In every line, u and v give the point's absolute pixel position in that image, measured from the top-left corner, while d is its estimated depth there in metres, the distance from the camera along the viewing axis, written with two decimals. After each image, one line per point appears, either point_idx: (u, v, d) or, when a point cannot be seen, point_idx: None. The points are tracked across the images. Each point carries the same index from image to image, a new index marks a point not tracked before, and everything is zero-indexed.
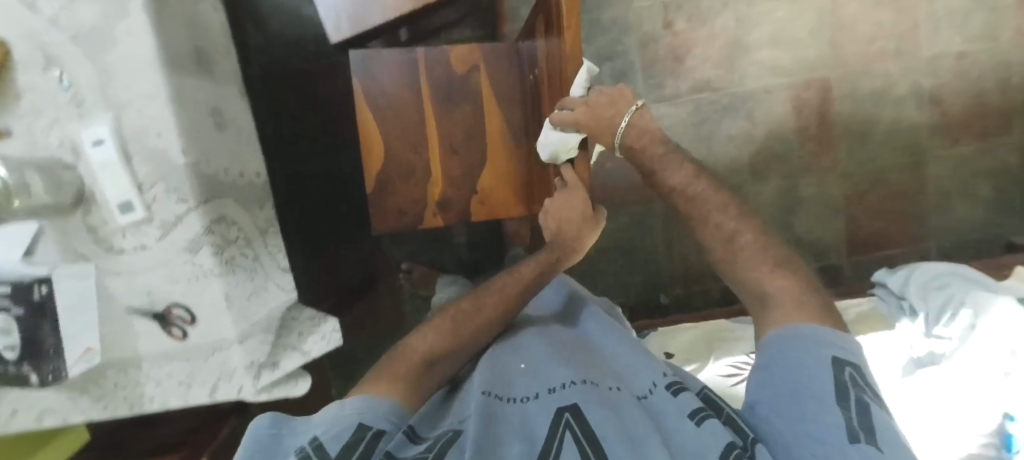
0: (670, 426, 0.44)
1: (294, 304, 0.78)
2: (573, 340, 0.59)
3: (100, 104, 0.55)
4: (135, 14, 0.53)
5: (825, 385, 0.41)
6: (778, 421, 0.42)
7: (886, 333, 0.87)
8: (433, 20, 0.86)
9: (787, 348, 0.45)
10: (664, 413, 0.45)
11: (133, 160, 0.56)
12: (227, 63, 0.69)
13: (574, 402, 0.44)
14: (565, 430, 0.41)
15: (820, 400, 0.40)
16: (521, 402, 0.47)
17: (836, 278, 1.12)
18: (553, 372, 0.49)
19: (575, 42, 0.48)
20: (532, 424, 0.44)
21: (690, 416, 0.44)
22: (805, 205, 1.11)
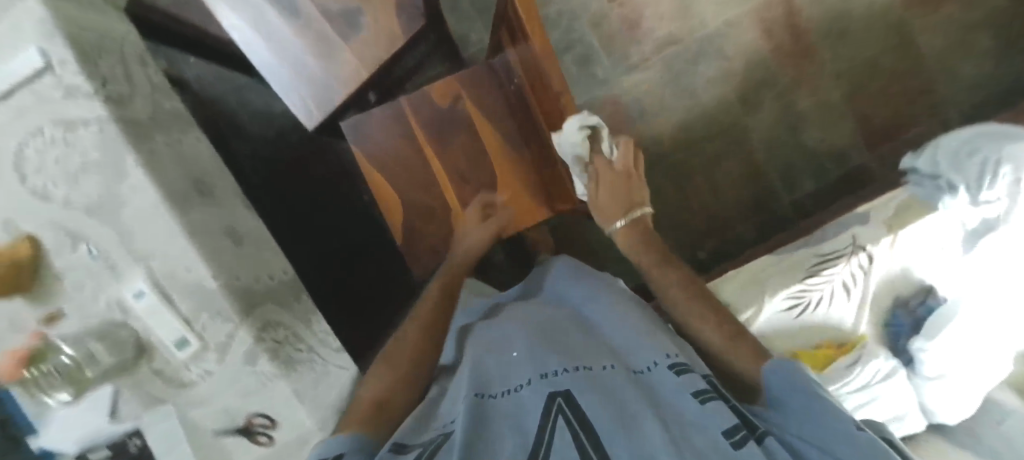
0: (673, 403, 0.44)
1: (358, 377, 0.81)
2: (568, 323, 0.59)
3: (129, 261, 0.59)
4: (132, 172, 0.58)
5: (845, 422, 0.41)
6: (805, 439, 0.43)
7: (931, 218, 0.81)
8: (397, 72, 0.89)
9: (788, 383, 0.46)
10: (664, 389, 0.46)
11: (174, 299, 0.60)
12: (225, 183, 0.73)
13: (568, 389, 0.44)
14: (557, 417, 0.41)
15: (839, 429, 0.41)
16: (509, 393, 0.47)
17: (866, 179, 1.09)
18: (548, 360, 0.49)
19: (544, 41, 0.47)
20: (528, 413, 0.43)
21: (695, 395, 0.44)
22: (807, 119, 1.09)
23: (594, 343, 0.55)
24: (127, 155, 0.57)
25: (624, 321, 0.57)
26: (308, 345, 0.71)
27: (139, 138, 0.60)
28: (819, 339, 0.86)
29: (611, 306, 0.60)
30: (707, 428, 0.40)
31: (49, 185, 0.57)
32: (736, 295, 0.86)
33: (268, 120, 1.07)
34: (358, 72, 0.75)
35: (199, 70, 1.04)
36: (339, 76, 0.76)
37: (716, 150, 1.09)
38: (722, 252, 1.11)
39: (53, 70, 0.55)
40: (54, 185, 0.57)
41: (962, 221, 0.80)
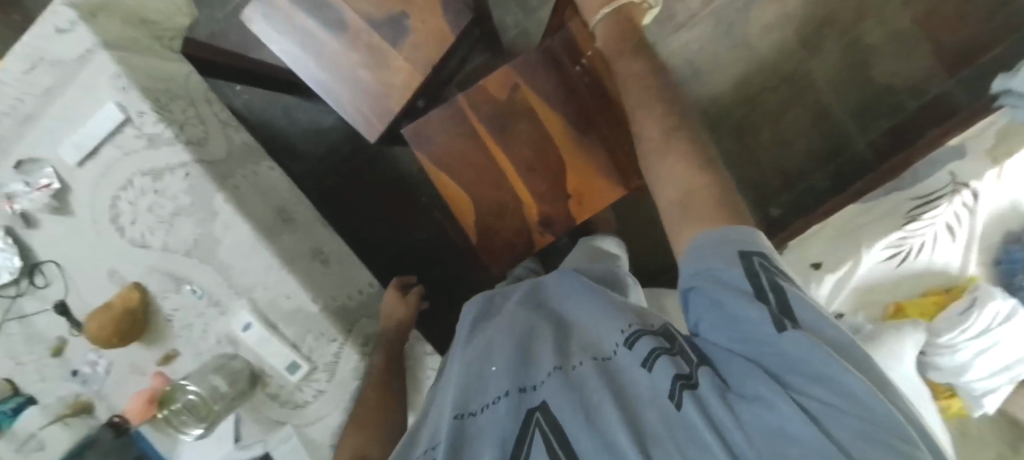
0: (631, 382, 0.37)
1: None
2: (534, 309, 0.50)
3: (231, 294, 0.60)
4: (222, 209, 0.58)
5: (766, 324, 0.31)
6: (740, 353, 0.33)
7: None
8: (444, 73, 0.87)
9: (717, 270, 0.33)
10: (628, 372, 0.37)
11: (279, 326, 0.61)
12: (302, 206, 0.73)
13: (543, 402, 0.39)
14: (534, 431, 0.37)
15: (785, 348, 0.30)
16: (489, 408, 0.41)
17: (954, 106, 0.99)
18: (515, 367, 0.43)
19: None
20: (497, 426, 0.39)
21: (648, 364, 0.36)
22: (878, 51, 1.00)
23: (561, 330, 0.46)
24: (214, 192, 0.57)
25: (595, 297, 0.47)
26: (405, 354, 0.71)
27: (223, 175, 0.59)
28: (924, 286, 0.79)
29: (581, 284, 0.50)
30: (661, 411, 0.34)
31: (147, 234, 0.58)
32: (827, 250, 0.81)
33: (315, 134, 1.06)
34: (414, 76, 0.74)
35: (247, 98, 1.06)
36: (395, 84, 0.74)
37: (780, 101, 1.04)
38: (796, 206, 1.06)
39: (133, 122, 0.55)
40: (151, 234, 0.58)
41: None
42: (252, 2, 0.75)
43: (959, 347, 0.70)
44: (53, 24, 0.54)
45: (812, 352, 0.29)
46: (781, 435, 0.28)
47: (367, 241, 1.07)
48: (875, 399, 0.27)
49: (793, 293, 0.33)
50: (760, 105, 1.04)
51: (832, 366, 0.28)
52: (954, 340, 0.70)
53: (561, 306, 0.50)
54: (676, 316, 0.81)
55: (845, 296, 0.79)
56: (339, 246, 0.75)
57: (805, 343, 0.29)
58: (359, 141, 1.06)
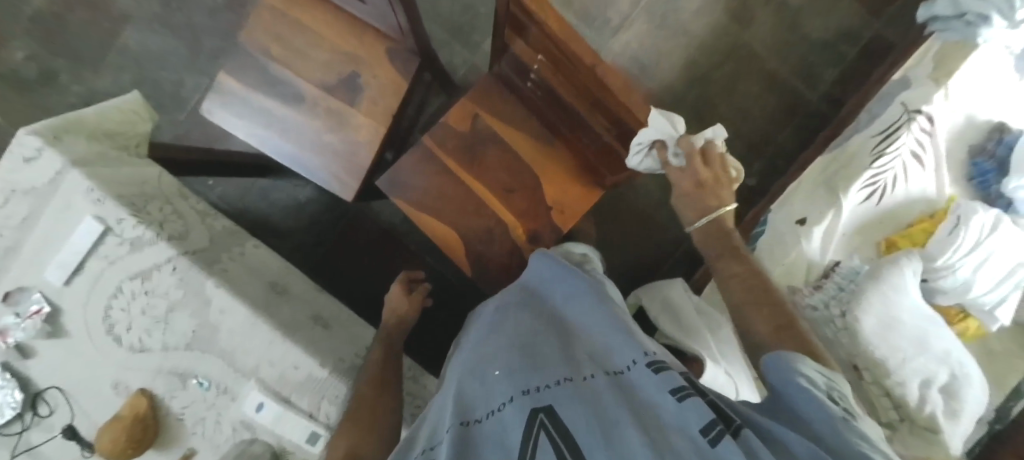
0: (651, 401, 0.33)
1: None
2: (541, 322, 0.47)
3: (238, 379, 0.59)
4: (215, 295, 0.58)
5: (823, 412, 0.31)
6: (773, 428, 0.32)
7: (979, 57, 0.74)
8: (405, 122, 0.90)
9: (791, 367, 0.36)
10: (644, 391, 0.34)
11: (292, 399, 0.60)
12: (295, 278, 0.74)
13: (550, 403, 0.33)
14: (540, 432, 0.31)
15: (837, 425, 0.30)
16: (493, 415, 0.35)
17: (887, 46, 1.05)
18: (521, 375, 0.38)
19: (562, 23, 0.47)
20: (501, 435, 0.33)
21: (673, 390, 0.32)
22: (804, 11, 1.06)
23: (572, 348, 0.43)
24: (204, 280, 0.57)
25: (605, 312, 0.45)
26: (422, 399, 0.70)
27: (210, 263, 0.60)
28: (910, 216, 0.80)
29: (586, 294, 0.48)
30: (683, 428, 0.29)
31: (145, 338, 0.58)
32: (810, 206, 0.81)
33: (295, 209, 1.08)
34: (377, 129, 0.77)
35: (220, 189, 1.07)
36: (360, 140, 0.77)
37: (728, 74, 1.07)
38: (770, 170, 1.08)
39: (113, 231, 0.56)
40: (148, 336, 0.58)
41: (1005, 47, 0.75)
42: (208, 94, 0.77)
43: (957, 267, 0.70)
44: (20, 156, 0.54)
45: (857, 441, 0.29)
46: None
47: (364, 302, 1.05)
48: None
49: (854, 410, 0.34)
50: (711, 84, 1.07)
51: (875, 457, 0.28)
52: (950, 261, 0.70)
53: (565, 318, 0.49)
54: (682, 301, 0.81)
55: (837, 244, 0.80)
56: (337, 307, 0.75)
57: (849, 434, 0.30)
58: (339, 205, 1.09)
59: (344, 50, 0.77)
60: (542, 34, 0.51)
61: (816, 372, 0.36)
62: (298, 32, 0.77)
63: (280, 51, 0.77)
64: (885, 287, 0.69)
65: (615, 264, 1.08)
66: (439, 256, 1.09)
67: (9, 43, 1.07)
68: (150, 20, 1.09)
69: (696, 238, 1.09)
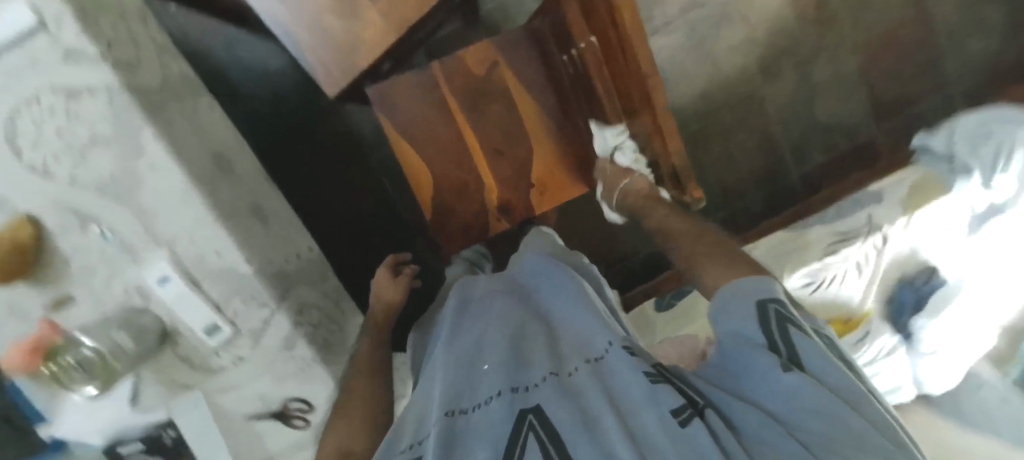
0: (622, 385, 0.37)
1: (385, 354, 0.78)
2: (527, 313, 0.50)
3: (149, 244, 0.53)
4: (151, 147, 0.51)
5: (774, 367, 0.35)
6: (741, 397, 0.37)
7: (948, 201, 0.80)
8: (415, 37, 0.82)
9: (730, 310, 0.39)
10: (617, 372, 0.39)
11: (203, 286, 0.55)
12: (243, 155, 0.66)
13: (538, 403, 0.37)
14: (527, 432, 0.35)
15: (775, 382, 0.34)
16: (480, 408, 0.39)
17: (873, 154, 1.11)
18: (512, 367, 0.42)
19: (634, 18, 0.43)
20: (489, 428, 0.37)
21: (644, 373, 0.37)
22: (822, 91, 1.09)
23: (553, 339, 0.46)
24: (142, 127, 0.50)
25: (587, 303, 0.48)
26: (339, 326, 0.68)
27: (154, 110, 0.52)
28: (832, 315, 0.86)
29: (568, 283, 0.51)
30: (657, 408, 0.34)
31: (49, 160, 0.48)
32: None
33: (261, 76, 0.96)
34: (386, 35, 0.69)
35: (180, 19, 0.92)
36: (363, 38, 0.69)
37: (734, 121, 1.09)
38: (731, 223, 1.13)
39: (49, 30, 0.45)
40: (55, 161, 0.48)
41: (970, 206, 0.81)
42: None
43: None
44: None
45: (813, 394, 0.33)
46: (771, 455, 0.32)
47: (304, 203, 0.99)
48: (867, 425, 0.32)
49: (806, 334, 0.36)
50: (716, 123, 1.08)
51: (830, 407, 0.32)
52: None
53: (548, 309, 0.52)
54: None
55: None
56: (279, 204, 0.69)
57: (809, 385, 0.33)
58: (311, 90, 0.98)
59: None
60: (607, 19, 0.47)
61: (763, 302, 0.38)
62: None
63: None
64: None
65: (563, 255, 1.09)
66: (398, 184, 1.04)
67: None
68: None
69: (643, 258, 1.12)
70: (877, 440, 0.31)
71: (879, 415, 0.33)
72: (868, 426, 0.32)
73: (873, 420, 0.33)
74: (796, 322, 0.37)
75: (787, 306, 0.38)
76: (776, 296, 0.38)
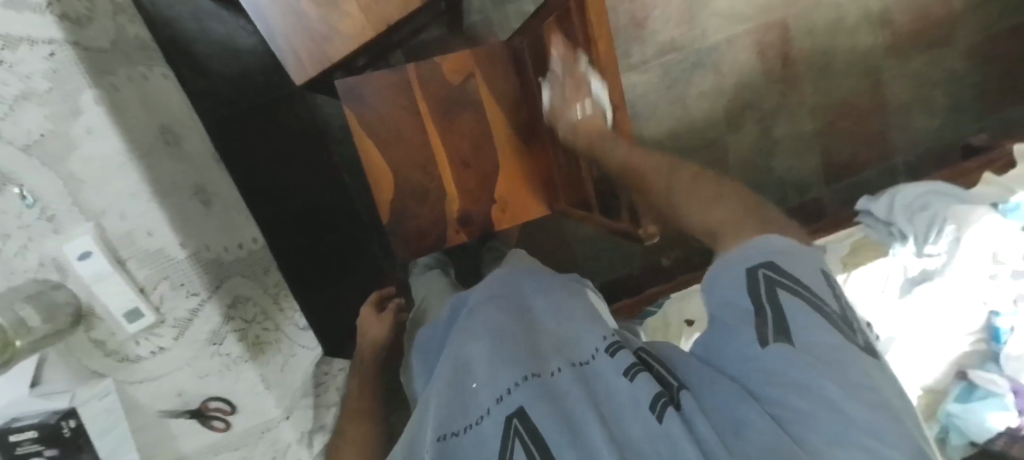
0: (607, 389, 0.38)
1: (323, 359, 0.75)
2: (507, 308, 0.49)
3: (74, 216, 0.49)
4: (89, 110, 0.48)
5: (753, 345, 0.34)
6: (728, 374, 0.37)
7: (881, 262, 0.90)
8: (395, 37, 0.81)
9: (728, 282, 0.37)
10: (605, 376, 0.39)
11: (129, 266, 0.51)
12: (194, 133, 0.63)
13: (523, 405, 0.37)
14: (514, 440, 0.36)
15: (759, 362, 0.34)
16: (472, 429, 0.39)
17: (820, 210, 1.18)
18: (500, 365, 0.41)
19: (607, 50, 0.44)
20: (484, 448, 0.38)
21: (624, 372, 0.38)
22: (780, 145, 1.15)
23: (534, 335, 0.46)
24: (82, 88, 0.47)
25: (569, 306, 0.48)
26: (278, 322, 0.65)
27: (99, 71, 0.50)
28: None
29: (552, 287, 0.52)
30: (636, 405, 0.36)
31: None
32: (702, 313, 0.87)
33: (228, 54, 0.93)
34: (363, 28, 0.68)
35: None
36: (339, 30, 0.67)
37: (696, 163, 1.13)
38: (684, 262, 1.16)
39: None
40: None
41: (904, 267, 0.89)
42: None
43: None
44: None
45: (791, 366, 0.32)
46: (755, 444, 0.31)
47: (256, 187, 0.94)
48: (847, 397, 0.30)
49: (799, 292, 0.34)
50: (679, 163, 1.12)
51: (807, 379, 0.31)
52: None
53: (528, 301, 0.50)
54: None
55: None
56: (225, 188, 0.65)
57: (787, 356, 0.32)
58: (277, 76, 0.95)
59: None
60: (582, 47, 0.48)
61: (752, 270, 0.36)
62: None
63: None
64: None
65: None
66: (360, 183, 1.01)
67: None
68: None
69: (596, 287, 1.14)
70: (852, 412, 0.29)
71: (869, 382, 0.31)
72: (843, 393, 0.30)
73: (863, 392, 0.30)
74: (788, 285, 0.35)
75: (783, 270, 0.35)
76: (767, 260, 0.36)
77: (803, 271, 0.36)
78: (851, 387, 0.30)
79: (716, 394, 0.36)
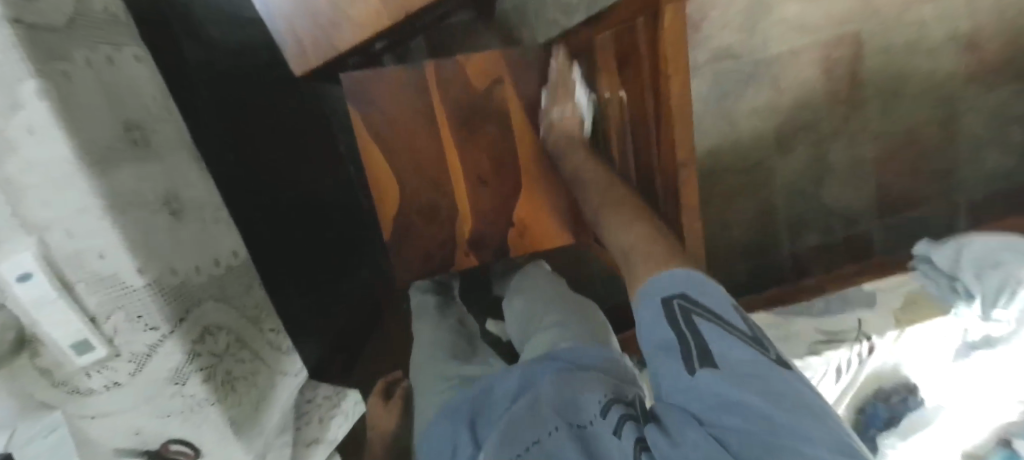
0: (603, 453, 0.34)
1: (306, 383, 0.68)
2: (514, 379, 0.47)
3: (10, 230, 0.39)
4: (30, 105, 0.38)
5: (682, 373, 0.31)
6: (679, 406, 0.32)
7: (938, 323, 0.77)
8: (417, 21, 0.70)
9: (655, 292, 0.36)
10: (602, 442, 0.35)
11: (79, 292, 0.43)
12: (168, 126, 0.54)
13: None
14: None
15: (696, 391, 0.30)
16: None
17: (866, 248, 1.07)
18: (505, 435, 0.38)
19: (685, 90, 0.34)
20: None
21: (611, 430, 0.35)
22: (833, 174, 1.03)
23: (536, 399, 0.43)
24: (23, 78, 0.38)
25: (574, 364, 0.45)
26: (252, 349, 0.58)
27: (48, 56, 0.40)
28: None
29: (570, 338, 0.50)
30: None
31: None
32: None
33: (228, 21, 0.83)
34: (378, 12, 0.57)
35: None
36: (349, 14, 0.57)
37: (738, 184, 1.02)
38: None
39: None
40: None
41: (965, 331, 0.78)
42: None
43: None
44: None
45: (718, 391, 0.29)
46: None
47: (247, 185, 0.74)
48: (771, 403, 0.27)
49: (718, 320, 0.32)
50: (719, 183, 1.01)
51: (739, 398, 0.28)
52: None
53: (533, 362, 0.48)
54: None
55: None
56: (201, 191, 0.56)
57: (717, 380, 0.29)
58: None
59: None
60: (647, 78, 0.37)
61: (667, 300, 0.35)
62: None
63: None
64: None
65: None
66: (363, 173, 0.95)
67: None
68: None
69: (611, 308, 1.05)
70: (785, 423, 0.26)
71: (802, 401, 0.28)
72: (765, 400, 0.27)
73: (782, 399, 0.27)
74: (701, 312, 0.33)
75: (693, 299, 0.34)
76: (679, 291, 0.34)
77: (714, 298, 0.34)
78: (774, 395, 0.27)
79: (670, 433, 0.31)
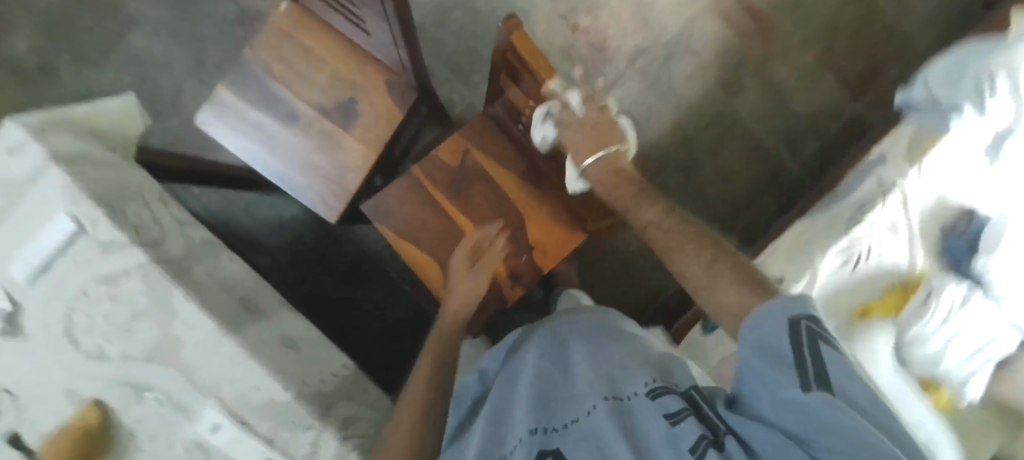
0: (639, 426, 0.37)
1: None
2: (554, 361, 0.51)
3: (195, 396, 0.57)
4: (182, 307, 0.58)
5: (792, 386, 0.31)
6: (762, 419, 0.33)
7: (952, 141, 0.79)
8: (396, 150, 0.92)
9: (768, 314, 0.36)
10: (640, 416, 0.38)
11: (249, 422, 0.57)
12: (269, 295, 0.72)
13: (558, 447, 0.38)
14: None
15: (799, 407, 0.30)
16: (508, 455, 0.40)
17: (865, 126, 1.11)
18: (539, 408, 0.43)
19: (553, 71, 0.49)
20: None
21: (666, 416, 0.36)
22: (790, 87, 1.12)
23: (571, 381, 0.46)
24: (173, 290, 0.58)
25: (613, 352, 0.49)
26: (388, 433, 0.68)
27: (182, 274, 0.60)
28: (882, 286, 0.78)
29: (599, 334, 0.54)
30: (675, 446, 0.34)
31: (105, 345, 0.58)
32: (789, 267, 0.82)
33: (278, 226, 1.08)
34: (366, 153, 0.78)
35: (204, 200, 1.08)
36: (350, 164, 0.78)
37: (715, 136, 1.12)
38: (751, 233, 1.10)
39: (85, 231, 0.58)
40: (109, 345, 0.58)
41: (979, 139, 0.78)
42: (206, 112, 0.79)
43: (932, 335, 0.68)
44: (7, 145, 0.60)
45: (838, 414, 0.28)
46: None
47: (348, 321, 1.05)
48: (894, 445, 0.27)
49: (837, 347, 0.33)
50: (698, 144, 1.12)
51: (852, 425, 0.28)
52: (922, 332, 0.68)
53: (573, 349, 0.52)
54: None
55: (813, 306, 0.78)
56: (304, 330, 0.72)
57: (834, 405, 0.29)
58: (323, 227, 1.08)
59: (342, 76, 0.78)
60: (534, 80, 0.53)
61: (794, 319, 0.34)
62: (301, 54, 0.78)
63: (281, 72, 0.79)
64: (874, 358, 0.71)
65: (600, 303, 1.08)
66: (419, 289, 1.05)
67: (16, 38, 1.13)
68: (161, 31, 1.13)
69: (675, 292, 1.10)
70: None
71: None
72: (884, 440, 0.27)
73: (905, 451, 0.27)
74: (827, 338, 0.33)
75: (828, 324, 0.34)
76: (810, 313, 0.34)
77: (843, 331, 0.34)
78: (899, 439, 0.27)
79: (753, 434, 0.33)
